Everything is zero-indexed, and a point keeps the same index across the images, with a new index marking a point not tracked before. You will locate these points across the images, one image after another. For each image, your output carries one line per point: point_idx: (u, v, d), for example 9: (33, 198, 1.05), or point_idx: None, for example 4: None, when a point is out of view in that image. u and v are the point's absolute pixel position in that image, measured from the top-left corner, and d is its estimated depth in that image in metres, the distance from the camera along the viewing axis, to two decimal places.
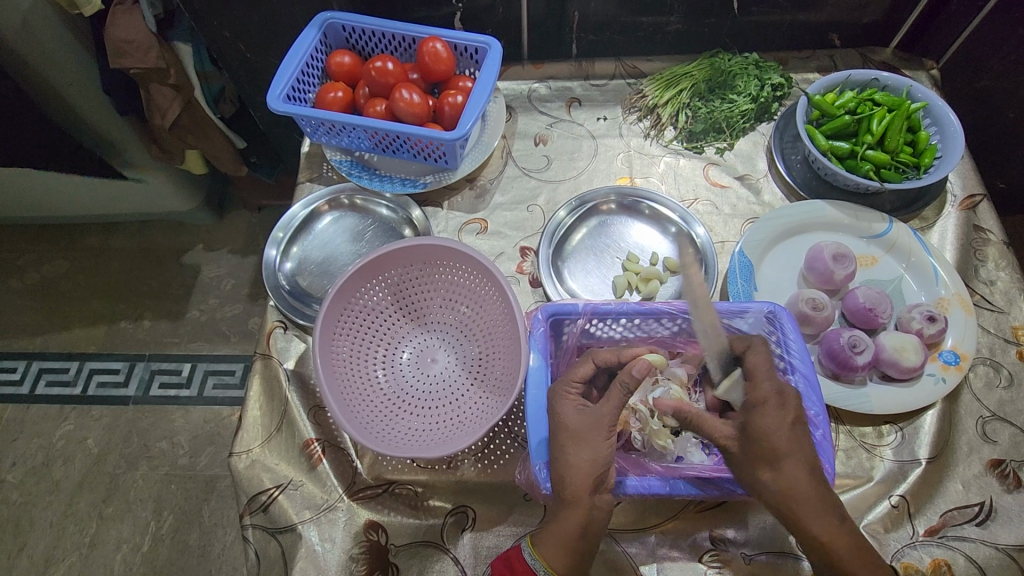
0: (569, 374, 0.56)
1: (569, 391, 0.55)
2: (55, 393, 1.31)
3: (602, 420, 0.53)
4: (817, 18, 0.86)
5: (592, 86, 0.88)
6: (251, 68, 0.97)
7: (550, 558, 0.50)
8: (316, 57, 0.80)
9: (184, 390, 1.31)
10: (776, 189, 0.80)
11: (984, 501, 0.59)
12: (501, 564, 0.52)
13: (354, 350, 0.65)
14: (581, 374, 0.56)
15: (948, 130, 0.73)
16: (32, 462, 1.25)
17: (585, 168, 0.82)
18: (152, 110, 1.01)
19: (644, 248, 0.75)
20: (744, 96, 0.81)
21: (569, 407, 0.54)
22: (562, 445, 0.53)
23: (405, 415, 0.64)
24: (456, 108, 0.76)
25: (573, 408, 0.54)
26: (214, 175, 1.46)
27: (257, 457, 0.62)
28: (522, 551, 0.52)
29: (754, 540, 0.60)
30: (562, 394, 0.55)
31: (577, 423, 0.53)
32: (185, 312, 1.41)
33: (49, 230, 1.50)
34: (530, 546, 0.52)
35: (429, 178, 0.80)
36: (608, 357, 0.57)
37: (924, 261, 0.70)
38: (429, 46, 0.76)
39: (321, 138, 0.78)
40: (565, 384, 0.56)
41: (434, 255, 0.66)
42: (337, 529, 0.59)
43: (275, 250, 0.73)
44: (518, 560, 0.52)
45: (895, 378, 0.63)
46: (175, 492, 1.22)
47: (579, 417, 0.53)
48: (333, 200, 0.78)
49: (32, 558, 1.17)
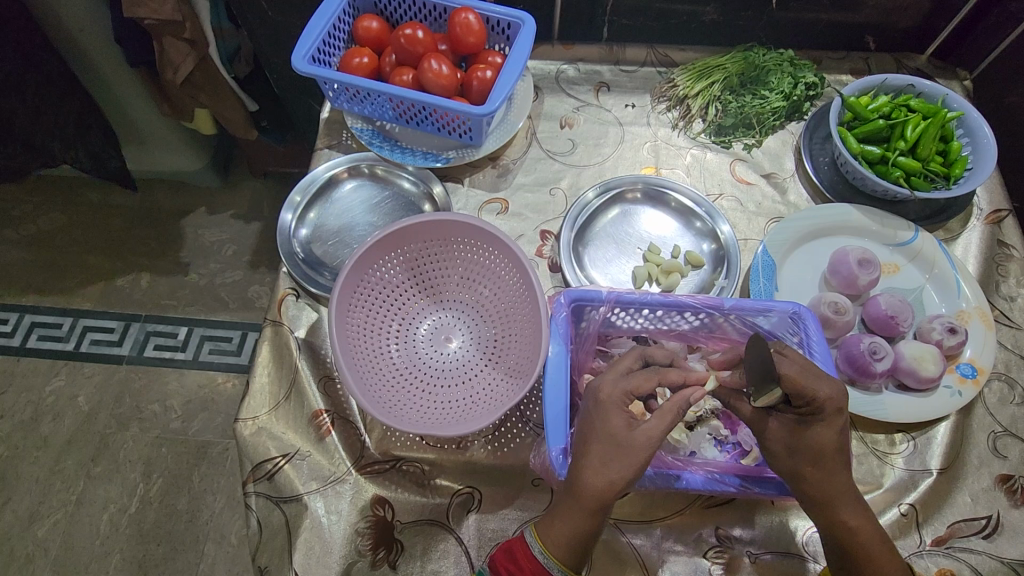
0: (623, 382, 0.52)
1: (625, 402, 0.51)
2: (46, 347, 1.29)
3: (655, 443, 0.48)
4: (855, 19, 0.85)
5: (622, 72, 0.87)
6: (272, 26, 0.94)
7: (561, 557, 0.49)
8: (343, 19, 0.77)
9: (180, 353, 1.29)
10: (801, 190, 0.79)
11: (991, 515, 0.59)
12: (505, 557, 0.51)
13: (369, 322, 0.64)
14: (639, 388, 0.52)
15: (981, 142, 0.72)
16: (21, 416, 1.23)
17: (610, 154, 0.81)
18: (164, 65, 0.96)
19: (665, 240, 0.74)
20: (777, 93, 0.80)
21: (620, 421, 0.50)
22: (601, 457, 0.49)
23: (418, 392, 0.63)
24: (485, 83, 0.74)
25: (624, 419, 0.50)
26: (221, 138, 1.43)
27: (263, 424, 0.61)
28: (529, 547, 0.50)
29: (760, 539, 0.60)
30: (617, 403, 0.51)
31: (630, 439, 0.49)
32: (184, 276, 1.38)
33: (48, 181, 1.46)
34: (536, 539, 0.50)
35: (452, 153, 0.78)
36: (672, 378, 0.53)
37: (947, 274, 0.69)
38: (461, 17, 0.74)
39: (343, 104, 0.76)
40: (620, 394, 0.51)
41: (454, 230, 0.64)
42: (343, 501, 0.58)
43: (291, 214, 0.72)
44: (523, 553, 0.50)
45: (912, 388, 0.63)
46: (166, 456, 1.21)
47: (629, 432, 0.49)
48: (353, 168, 0.76)
49: (16, 512, 1.15)
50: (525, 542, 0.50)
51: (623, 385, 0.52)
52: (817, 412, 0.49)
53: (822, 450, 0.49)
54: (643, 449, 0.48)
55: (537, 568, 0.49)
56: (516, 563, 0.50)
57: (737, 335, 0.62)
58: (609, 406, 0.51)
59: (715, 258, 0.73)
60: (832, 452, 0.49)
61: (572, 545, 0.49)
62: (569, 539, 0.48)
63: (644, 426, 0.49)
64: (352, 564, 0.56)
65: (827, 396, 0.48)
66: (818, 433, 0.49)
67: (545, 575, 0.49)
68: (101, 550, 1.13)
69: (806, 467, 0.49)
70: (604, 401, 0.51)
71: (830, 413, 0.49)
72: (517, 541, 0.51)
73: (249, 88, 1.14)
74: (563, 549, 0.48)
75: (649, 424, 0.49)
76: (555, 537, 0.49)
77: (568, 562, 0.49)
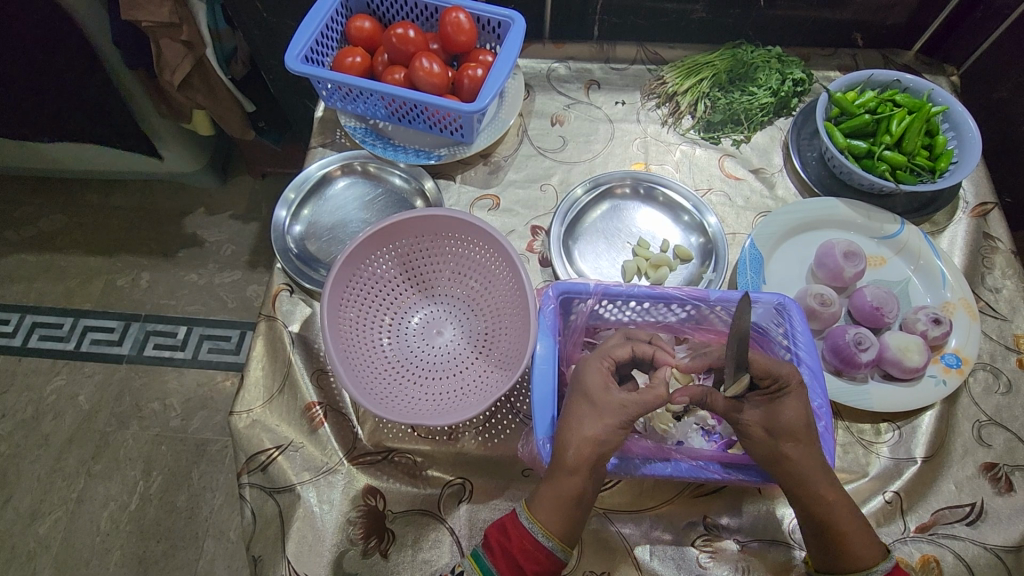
0: (602, 352, 0.57)
1: (604, 367, 0.55)
2: (47, 347, 1.30)
3: (627, 407, 0.52)
4: (842, 15, 0.86)
5: (612, 69, 0.88)
6: (269, 26, 0.95)
7: (547, 523, 0.50)
8: (336, 19, 0.78)
9: (179, 352, 1.31)
10: (789, 185, 0.80)
11: (976, 502, 0.60)
12: (496, 530, 0.51)
13: (361, 316, 0.65)
14: (615, 356, 0.56)
15: (966, 136, 0.73)
16: (22, 415, 1.24)
17: (601, 151, 0.82)
18: (161, 67, 0.97)
19: (654, 235, 0.75)
20: (764, 89, 0.81)
21: (598, 380, 0.54)
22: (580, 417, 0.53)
23: (407, 383, 0.64)
24: (475, 81, 0.75)
25: (601, 383, 0.54)
26: (218, 139, 1.44)
27: (258, 416, 0.62)
28: (517, 516, 0.51)
29: (748, 527, 0.61)
30: (594, 365, 0.55)
31: (603, 398, 0.53)
32: (183, 275, 1.39)
33: (49, 183, 1.48)
34: (525, 509, 0.51)
35: (444, 151, 0.79)
36: (645, 351, 0.57)
37: (932, 265, 0.70)
38: (452, 17, 0.75)
39: (336, 103, 0.77)
40: (599, 361, 0.56)
41: (445, 226, 0.66)
42: (335, 491, 0.59)
43: (285, 211, 0.73)
44: (514, 525, 0.51)
45: (896, 378, 0.63)
46: (165, 454, 1.22)
47: (604, 394, 0.53)
48: (347, 165, 0.77)
49: (17, 510, 1.16)
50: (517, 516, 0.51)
51: (602, 355, 0.57)
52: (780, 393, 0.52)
53: (795, 428, 0.51)
54: (615, 409, 0.52)
55: (525, 537, 0.50)
56: (507, 535, 0.51)
57: (724, 327, 0.63)
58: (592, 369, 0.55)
59: (703, 252, 0.73)
60: (795, 437, 0.51)
61: (563, 512, 0.50)
62: (559, 508, 0.50)
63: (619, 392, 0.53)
64: (343, 552, 0.57)
65: (788, 374, 0.53)
66: (783, 413, 0.52)
67: (533, 544, 0.50)
68: (101, 548, 1.14)
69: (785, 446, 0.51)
70: (585, 366, 0.56)
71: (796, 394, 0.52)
72: (509, 516, 0.52)
73: (246, 88, 1.15)
74: (551, 519, 0.50)
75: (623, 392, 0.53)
76: (545, 505, 0.50)
77: (555, 531, 0.50)
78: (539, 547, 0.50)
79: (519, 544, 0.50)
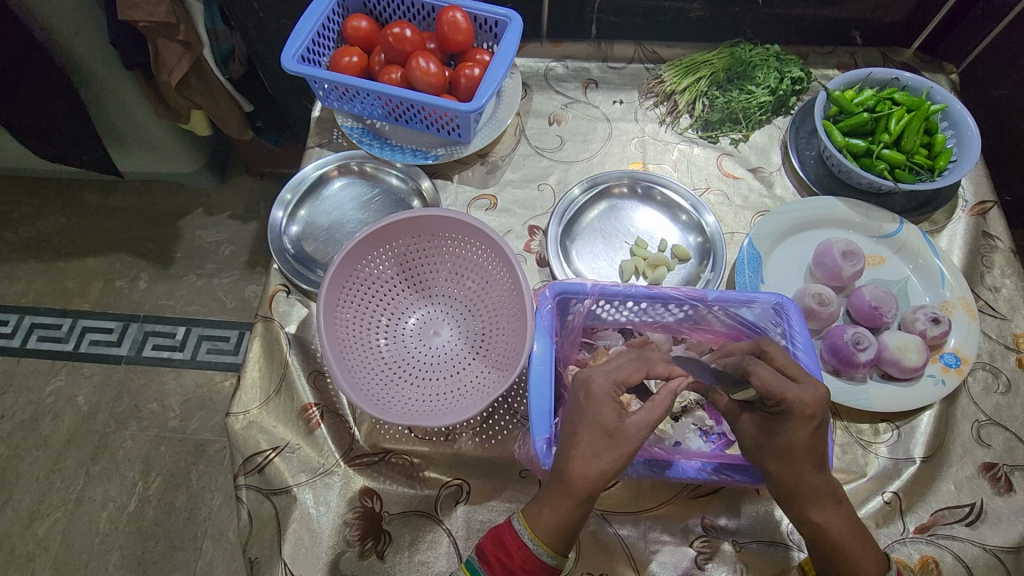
0: (611, 374, 0.52)
1: (614, 393, 0.52)
2: (46, 348, 1.30)
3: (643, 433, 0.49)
4: (841, 14, 0.86)
5: (610, 68, 0.87)
6: (266, 26, 0.95)
7: (548, 542, 0.50)
8: (333, 19, 0.78)
9: (178, 353, 1.30)
10: (788, 183, 0.79)
11: (975, 502, 0.59)
12: (494, 544, 0.52)
13: (359, 316, 0.65)
14: (629, 378, 0.52)
15: (965, 134, 0.73)
16: (21, 415, 1.24)
17: (598, 150, 0.82)
18: (159, 66, 0.96)
19: (652, 234, 0.75)
20: (763, 88, 0.81)
21: (609, 412, 0.50)
22: (592, 449, 0.50)
23: (405, 384, 0.64)
24: (472, 80, 0.75)
25: (614, 410, 0.50)
26: (216, 139, 1.44)
27: (255, 418, 0.61)
28: (519, 535, 0.51)
29: (746, 528, 0.60)
30: (607, 395, 0.51)
31: (620, 428, 0.50)
32: (182, 276, 1.39)
33: (47, 183, 1.48)
34: (525, 527, 0.51)
35: (440, 150, 0.79)
36: (660, 370, 0.54)
37: (931, 264, 0.70)
38: (449, 16, 0.75)
39: (333, 103, 0.77)
40: (609, 385, 0.52)
41: (441, 226, 0.65)
42: (332, 492, 0.59)
43: (282, 211, 0.72)
44: (514, 541, 0.51)
45: (895, 377, 0.63)
46: (164, 454, 1.22)
47: (620, 423, 0.50)
48: (343, 165, 0.77)
49: (16, 511, 1.16)
50: (515, 531, 0.51)
51: (611, 377, 0.52)
52: (786, 413, 0.49)
53: (794, 450, 0.49)
54: (631, 437, 0.49)
55: (528, 556, 0.50)
56: (507, 552, 0.51)
57: (722, 327, 0.63)
58: (599, 397, 0.51)
59: (701, 251, 0.73)
60: (803, 452, 0.49)
61: (560, 533, 0.50)
62: (556, 527, 0.50)
63: (633, 417, 0.50)
64: (339, 554, 0.57)
65: (805, 401, 0.48)
66: (788, 433, 0.49)
67: (535, 562, 0.50)
68: (101, 548, 1.14)
69: (773, 462, 0.50)
70: (595, 391, 0.52)
71: (801, 418, 0.48)
72: (507, 529, 0.52)
73: (244, 88, 1.14)
74: (550, 536, 0.50)
75: (639, 415, 0.50)
76: (543, 525, 0.50)
77: (554, 547, 0.50)
78: (538, 563, 0.50)
79: (521, 561, 0.50)
